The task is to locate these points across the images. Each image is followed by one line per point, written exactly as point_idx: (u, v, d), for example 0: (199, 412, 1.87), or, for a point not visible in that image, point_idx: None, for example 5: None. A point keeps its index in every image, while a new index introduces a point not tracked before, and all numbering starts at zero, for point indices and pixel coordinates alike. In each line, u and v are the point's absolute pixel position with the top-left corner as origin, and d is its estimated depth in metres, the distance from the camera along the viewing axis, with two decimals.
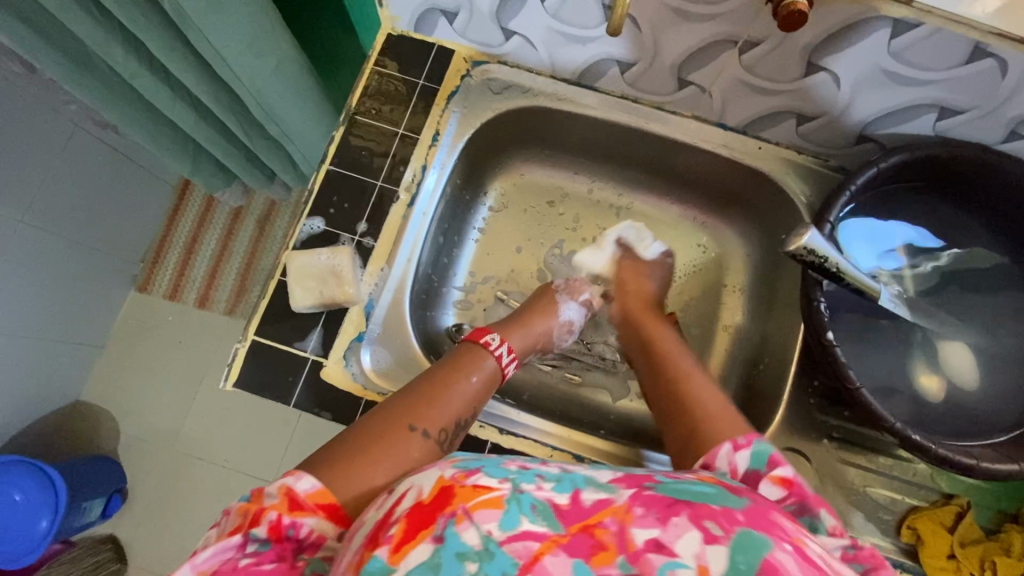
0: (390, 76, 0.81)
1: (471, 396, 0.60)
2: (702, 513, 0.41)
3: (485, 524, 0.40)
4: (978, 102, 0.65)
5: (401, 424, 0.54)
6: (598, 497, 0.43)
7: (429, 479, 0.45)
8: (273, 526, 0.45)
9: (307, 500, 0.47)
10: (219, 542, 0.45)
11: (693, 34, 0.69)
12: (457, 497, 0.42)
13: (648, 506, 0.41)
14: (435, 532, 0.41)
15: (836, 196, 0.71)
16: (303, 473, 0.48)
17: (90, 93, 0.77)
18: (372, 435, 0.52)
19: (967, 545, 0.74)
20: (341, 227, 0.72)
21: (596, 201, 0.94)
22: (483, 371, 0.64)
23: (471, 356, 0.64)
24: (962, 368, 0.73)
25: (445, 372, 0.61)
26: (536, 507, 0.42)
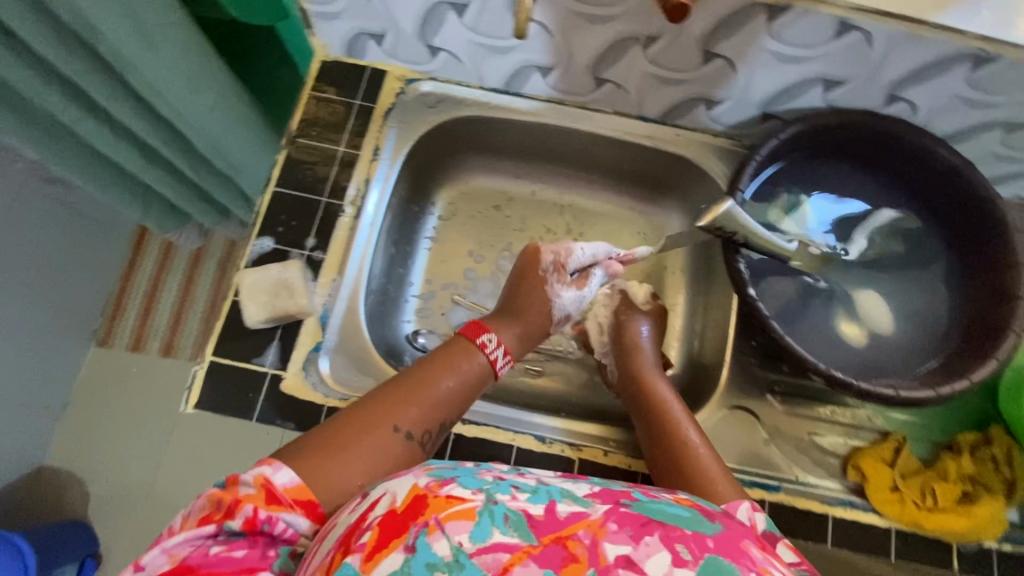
0: (328, 100, 0.86)
1: (450, 396, 0.64)
2: (673, 535, 0.39)
3: (456, 535, 0.38)
4: (856, 71, 0.71)
5: (384, 419, 0.58)
6: (572, 510, 0.41)
7: (404, 485, 0.43)
8: (248, 519, 0.45)
9: (284, 494, 0.48)
10: (190, 529, 0.45)
11: (599, 35, 0.73)
12: (429, 508, 0.40)
13: (622, 523, 0.39)
14: (406, 541, 0.38)
15: (744, 164, 0.75)
16: (283, 465, 0.49)
17: (36, 144, 0.86)
18: (355, 429, 0.56)
19: (908, 477, 0.73)
20: (290, 244, 0.78)
21: (540, 202, 1.00)
22: (468, 370, 0.67)
23: (459, 354, 0.68)
24: (878, 317, 0.77)
25: (432, 369, 0.65)
26: (508, 518, 0.40)
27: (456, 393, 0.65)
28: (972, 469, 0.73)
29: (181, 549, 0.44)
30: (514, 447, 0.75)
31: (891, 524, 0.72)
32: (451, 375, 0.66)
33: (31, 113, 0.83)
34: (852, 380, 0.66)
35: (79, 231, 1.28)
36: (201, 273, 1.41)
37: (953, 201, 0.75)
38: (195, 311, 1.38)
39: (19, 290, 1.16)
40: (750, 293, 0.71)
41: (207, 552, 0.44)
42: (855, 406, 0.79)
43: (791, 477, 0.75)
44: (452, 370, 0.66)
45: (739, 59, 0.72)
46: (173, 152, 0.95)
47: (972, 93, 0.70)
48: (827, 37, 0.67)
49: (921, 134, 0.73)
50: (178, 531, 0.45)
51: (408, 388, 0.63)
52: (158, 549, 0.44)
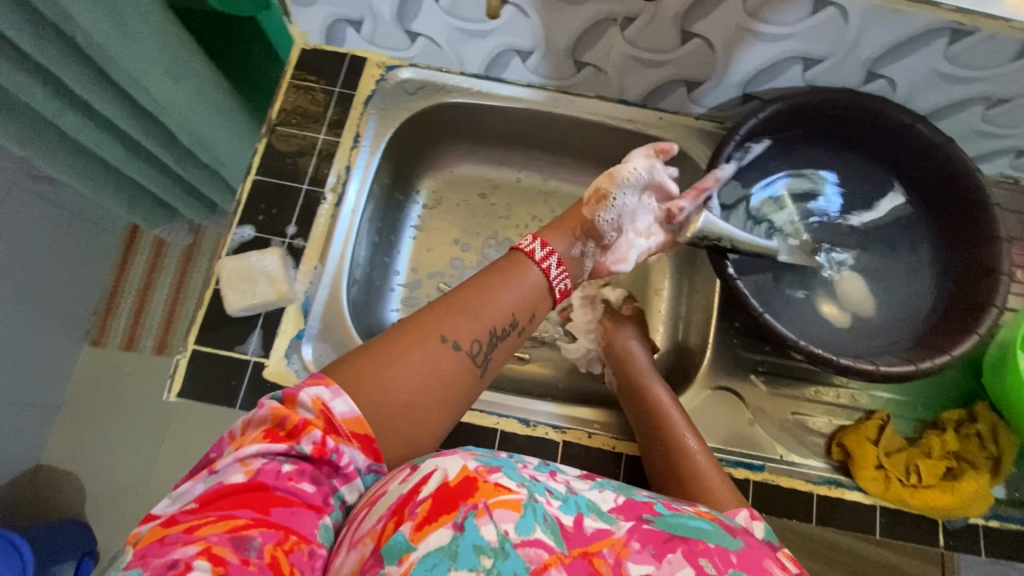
0: (308, 87, 0.86)
1: (509, 307, 0.58)
2: (697, 550, 0.39)
3: (502, 523, 0.38)
4: (834, 48, 0.70)
5: (436, 330, 0.53)
6: (598, 526, 0.41)
7: (455, 464, 0.42)
8: (317, 446, 0.44)
9: (343, 424, 0.45)
10: (254, 443, 0.43)
11: (576, 16, 0.73)
12: (480, 491, 0.40)
13: (645, 542, 0.39)
14: (456, 519, 0.39)
15: (724, 142, 0.74)
16: (341, 392, 0.46)
17: (18, 138, 0.86)
18: (407, 341, 0.52)
19: (892, 454, 0.73)
20: (271, 232, 0.78)
21: (525, 188, 1.00)
22: (528, 281, 0.60)
23: (515, 265, 0.60)
24: (858, 297, 0.77)
25: (487, 279, 0.59)
26: (548, 519, 0.40)
27: (517, 309, 0.58)
28: (956, 444, 0.73)
29: (255, 461, 0.42)
30: (498, 430, 0.75)
31: (875, 502, 0.72)
32: (509, 284, 0.59)
33: (13, 108, 0.83)
34: (833, 356, 0.66)
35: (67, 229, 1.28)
36: (191, 269, 1.41)
37: (935, 177, 0.75)
38: (187, 307, 1.38)
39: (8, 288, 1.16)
40: (729, 272, 0.71)
41: (279, 472, 0.42)
42: (839, 385, 0.79)
43: (776, 456, 0.74)
44: (512, 280, 0.59)
45: (716, 38, 0.72)
46: (156, 145, 0.95)
47: (952, 69, 0.70)
48: (802, 14, 0.67)
49: (901, 110, 0.73)
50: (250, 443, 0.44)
51: (462, 299, 0.57)
52: (233, 456, 0.43)
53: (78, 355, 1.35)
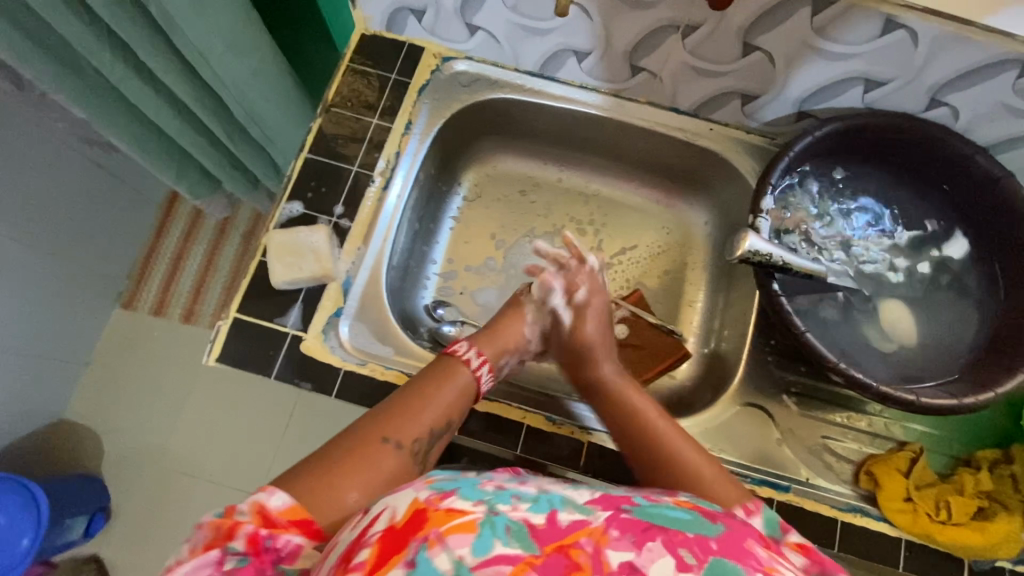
0: (365, 72, 0.87)
1: (444, 408, 0.64)
2: (677, 540, 0.40)
3: (457, 549, 0.38)
4: (899, 72, 0.69)
5: (376, 435, 0.58)
6: (574, 518, 0.41)
7: (405, 501, 0.44)
8: (250, 539, 0.47)
9: (280, 516, 0.49)
10: (197, 558, 0.46)
11: (640, 21, 0.73)
12: (430, 522, 0.40)
13: (624, 530, 0.40)
14: (407, 557, 0.38)
15: (778, 157, 0.74)
16: (276, 489, 0.50)
17: (82, 100, 0.88)
18: (350, 448, 0.56)
19: (922, 488, 0.71)
20: (319, 210, 0.80)
21: (565, 189, 1.01)
22: (459, 383, 0.67)
23: (441, 366, 0.69)
24: (903, 328, 0.75)
25: (418, 382, 0.66)
26: (510, 529, 0.40)
27: (452, 413, 0.65)
28: (990, 485, 0.71)
29: None
30: (523, 425, 0.75)
31: (902, 534, 0.71)
32: (448, 388, 0.66)
33: (81, 71, 0.85)
34: (873, 383, 0.65)
35: (113, 193, 1.31)
36: (227, 243, 1.44)
37: (988, 210, 0.73)
38: (219, 280, 1.41)
39: (54, 247, 1.19)
40: (774, 289, 0.70)
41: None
42: (872, 413, 0.77)
43: (801, 478, 0.74)
44: (444, 384, 0.66)
45: (779, 53, 0.71)
46: (211, 117, 0.96)
47: (1018, 103, 0.68)
48: (871, 35, 0.66)
49: (961, 139, 0.71)
50: (183, 563, 0.47)
51: (398, 403, 0.63)
52: None
53: (110, 317, 1.38)
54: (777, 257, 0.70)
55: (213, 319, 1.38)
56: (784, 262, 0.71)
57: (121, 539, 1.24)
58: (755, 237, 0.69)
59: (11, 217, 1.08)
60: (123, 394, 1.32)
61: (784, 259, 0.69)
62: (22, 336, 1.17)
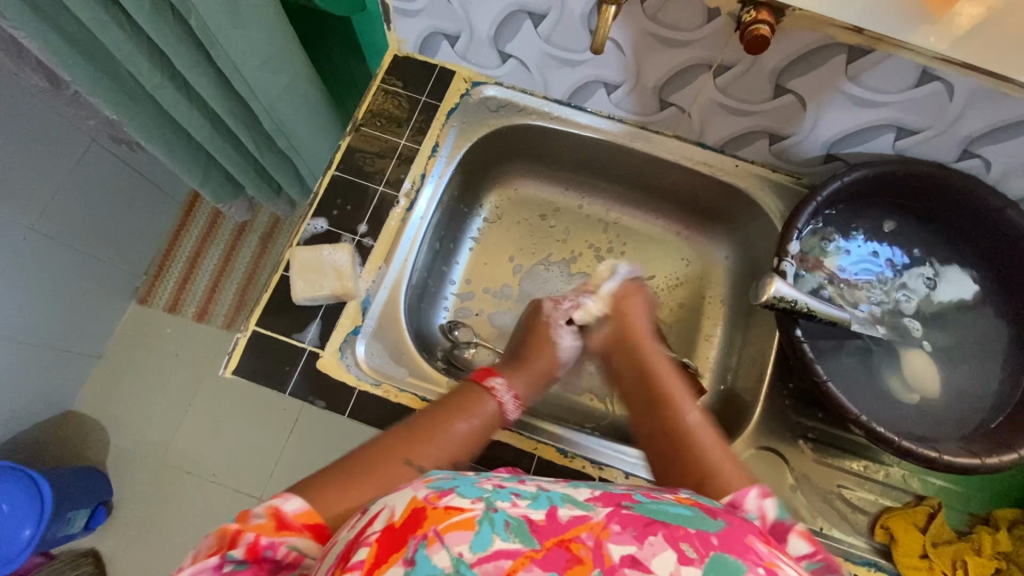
0: (396, 93, 0.88)
1: (469, 439, 0.63)
2: (677, 535, 0.40)
3: (456, 546, 0.39)
4: (932, 122, 0.69)
5: (400, 458, 0.56)
6: (573, 514, 0.42)
7: (403, 500, 0.43)
8: (250, 547, 0.47)
9: (292, 520, 0.49)
10: (199, 563, 0.46)
11: (672, 57, 0.73)
12: (429, 520, 0.40)
13: (625, 524, 0.41)
14: (406, 554, 0.39)
15: (805, 201, 0.73)
16: (288, 494, 0.50)
17: (116, 104, 0.89)
18: (374, 467, 0.55)
19: (939, 545, 0.70)
20: (342, 228, 0.80)
21: (586, 216, 1.01)
22: (485, 413, 0.67)
23: (472, 397, 0.68)
24: (924, 378, 0.74)
25: (450, 410, 0.64)
26: (510, 525, 0.40)
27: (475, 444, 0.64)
28: (1008, 547, 0.69)
29: None
30: (535, 456, 0.75)
31: None
32: (474, 418, 0.65)
33: (118, 76, 0.87)
34: (894, 437, 0.64)
35: (136, 192, 1.32)
36: (243, 247, 1.44)
37: (1016, 265, 0.72)
38: (233, 283, 1.41)
39: (75, 242, 1.20)
40: (796, 334, 0.70)
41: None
42: (890, 464, 0.76)
43: (815, 528, 0.72)
44: (471, 413, 0.66)
45: (812, 96, 0.71)
46: (240, 127, 0.97)
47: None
48: (906, 84, 0.65)
49: (992, 193, 0.70)
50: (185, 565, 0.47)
51: (427, 425, 0.61)
52: None
53: (125, 312, 1.39)
54: (802, 304, 0.69)
55: (227, 321, 1.39)
56: (808, 309, 0.70)
57: (120, 536, 1.24)
58: (780, 282, 0.69)
59: (36, 211, 1.09)
60: (133, 391, 1.33)
61: (809, 306, 0.69)
62: (38, 328, 1.18)
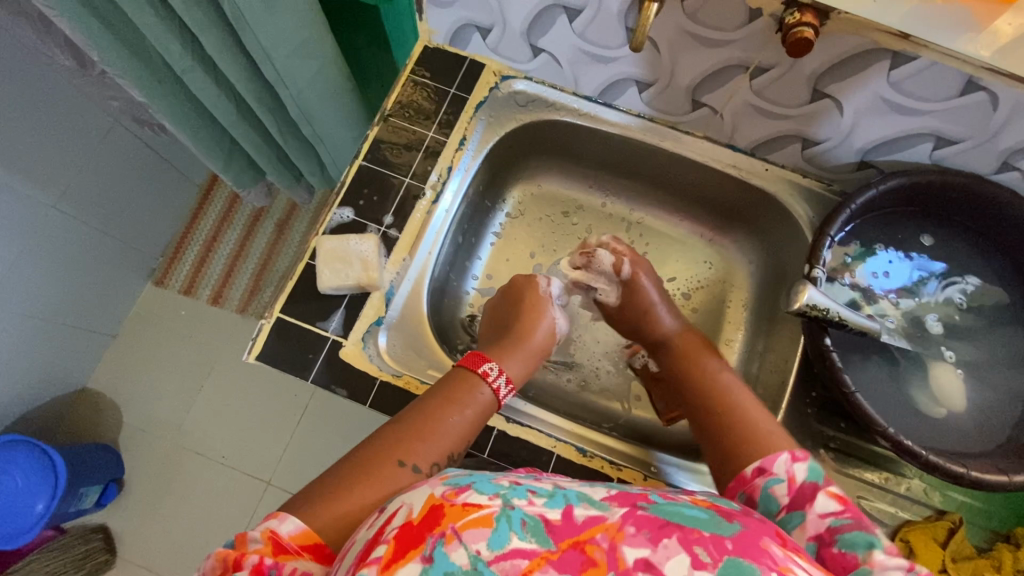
0: (425, 84, 0.87)
1: (462, 431, 0.63)
2: (692, 538, 0.40)
3: (473, 543, 0.39)
4: (973, 132, 0.67)
5: (392, 459, 0.57)
6: (589, 514, 0.42)
7: (420, 498, 0.44)
8: (254, 569, 0.47)
9: (291, 541, 0.49)
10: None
11: (708, 57, 0.71)
12: (447, 517, 0.41)
13: (640, 526, 0.40)
14: (424, 552, 0.39)
15: (837, 210, 0.73)
16: (287, 516, 0.51)
17: (143, 85, 0.89)
18: (366, 471, 0.55)
19: (959, 560, 0.70)
20: (368, 218, 0.80)
21: (609, 215, 1.00)
22: (478, 403, 0.66)
23: (464, 387, 0.66)
24: (951, 391, 0.73)
25: (441, 400, 0.63)
26: (527, 523, 0.40)
27: (469, 433, 0.64)
28: None
29: None
30: (553, 454, 0.75)
31: None
32: (467, 410, 0.64)
33: (146, 57, 0.86)
34: (922, 451, 0.63)
35: (157, 174, 1.33)
36: (260, 232, 1.44)
37: None
38: (247, 267, 1.41)
39: (95, 221, 1.21)
40: (826, 342, 0.69)
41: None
42: (911, 477, 0.75)
43: None
44: (462, 404, 0.64)
45: (850, 102, 0.70)
46: (267, 113, 0.97)
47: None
48: (949, 94, 0.64)
49: None
50: None
51: (419, 421, 0.61)
52: None
53: (142, 292, 1.40)
54: (834, 313, 0.68)
55: (242, 305, 1.39)
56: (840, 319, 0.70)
57: (131, 514, 1.25)
58: (812, 289, 0.69)
59: (59, 188, 1.10)
60: (149, 370, 1.34)
61: (842, 315, 0.68)
62: (56, 304, 1.19)
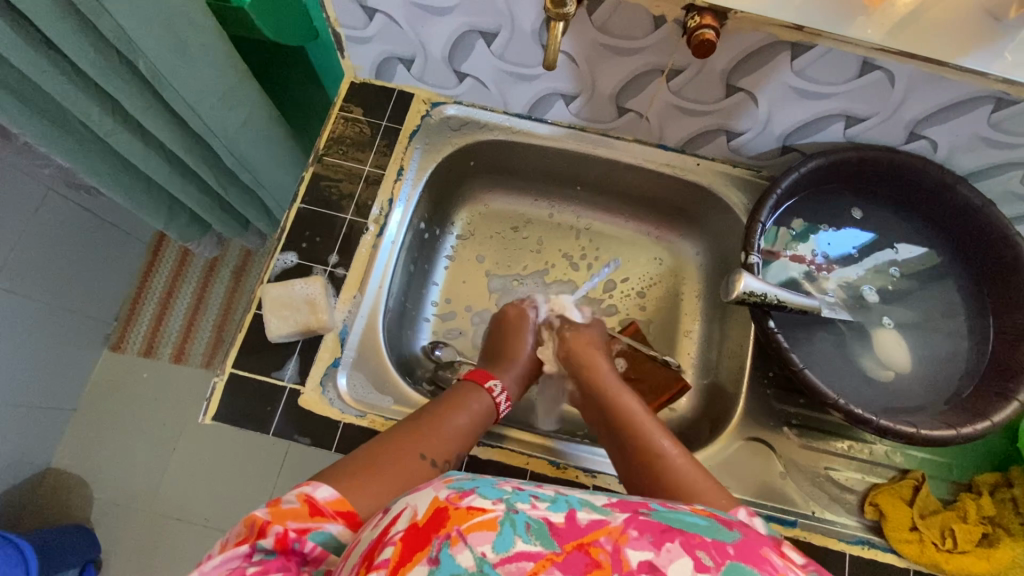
0: (356, 120, 0.87)
1: (467, 433, 0.69)
2: (694, 543, 0.40)
3: (479, 546, 0.38)
4: (877, 108, 0.71)
5: (415, 452, 0.62)
6: (592, 517, 0.41)
7: (425, 500, 0.43)
8: (279, 539, 0.47)
9: (326, 506, 0.52)
10: (226, 554, 0.47)
11: (625, 65, 0.74)
12: (451, 520, 0.40)
13: (642, 530, 0.40)
14: (429, 554, 0.39)
15: (766, 196, 0.76)
16: (321, 483, 0.53)
17: (67, 152, 0.85)
18: (394, 457, 0.60)
19: (927, 516, 0.71)
20: (313, 260, 0.79)
21: (557, 224, 1.02)
22: (481, 409, 0.73)
23: (469, 394, 0.74)
24: (894, 354, 0.77)
25: (454, 409, 0.70)
26: (530, 526, 0.40)
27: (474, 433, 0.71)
28: (991, 510, 0.71)
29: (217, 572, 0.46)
30: (527, 471, 0.75)
31: (909, 565, 0.70)
32: (470, 414, 0.71)
33: (68, 124, 0.83)
34: (873, 417, 0.66)
35: (100, 239, 1.28)
36: (216, 283, 1.41)
37: (972, 238, 0.76)
38: (203, 320, 1.37)
39: (38, 295, 1.16)
40: (770, 325, 0.71)
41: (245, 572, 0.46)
42: (873, 441, 0.78)
43: (808, 512, 0.73)
44: (469, 410, 0.72)
45: (762, 93, 0.73)
46: (202, 166, 0.94)
47: (995, 135, 0.70)
48: (850, 75, 0.67)
49: (942, 171, 0.74)
50: (214, 555, 0.48)
51: (433, 419, 0.67)
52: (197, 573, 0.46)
53: (97, 361, 1.34)
54: (772, 296, 0.71)
55: (205, 360, 1.35)
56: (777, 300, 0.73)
57: None
58: (748, 277, 0.71)
59: None
60: (113, 441, 1.28)
61: (779, 298, 0.71)
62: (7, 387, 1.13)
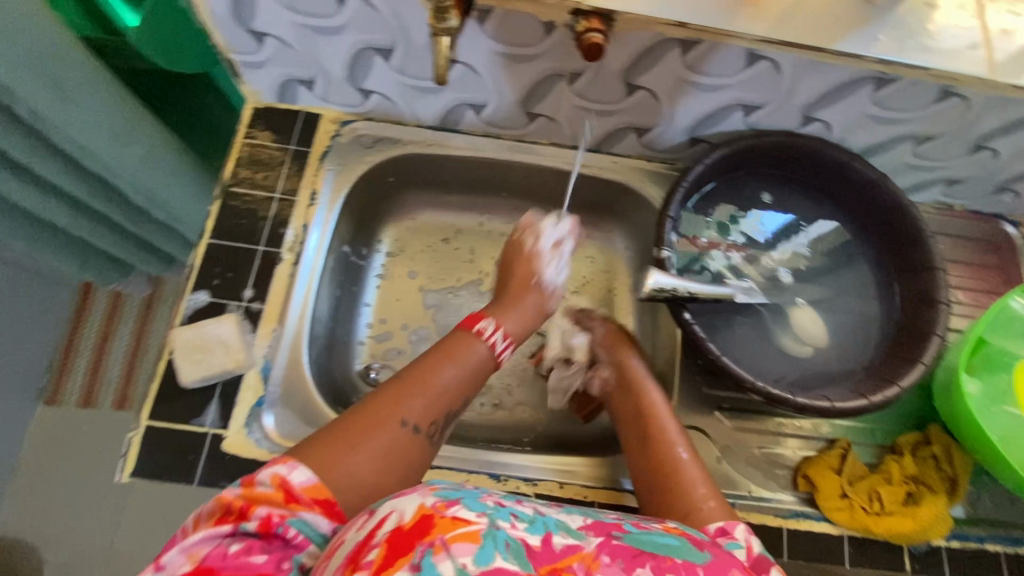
0: (264, 145, 0.78)
1: (458, 390, 0.57)
2: (665, 566, 0.36)
3: (461, 557, 0.33)
4: (769, 96, 0.65)
5: (389, 415, 0.52)
6: (567, 543, 0.37)
7: (414, 501, 0.37)
8: (262, 522, 0.42)
9: (302, 492, 0.44)
10: (195, 536, 0.41)
11: (526, 70, 0.65)
12: (438, 527, 0.35)
13: (615, 556, 0.36)
14: (413, 559, 0.33)
15: (674, 190, 0.66)
16: (299, 465, 0.45)
17: None
18: (364, 425, 0.50)
19: (854, 482, 0.66)
20: (227, 296, 0.73)
21: (488, 233, 0.89)
22: (473, 358, 0.60)
23: (458, 343, 0.60)
24: (809, 329, 0.70)
25: (434, 363, 0.57)
26: (512, 545, 0.35)
27: (469, 392, 0.59)
28: (914, 469, 0.66)
29: (200, 549, 0.40)
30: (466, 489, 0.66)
31: (843, 532, 0.64)
32: (461, 366, 0.58)
33: None
34: (789, 395, 0.59)
35: None
36: None
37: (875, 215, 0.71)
38: (121, 345, 1.02)
39: None
40: (686, 317, 0.63)
41: (225, 553, 0.40)
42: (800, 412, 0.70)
43: (747, 492, 0.66)
44: (459, 361, 0.59)
45: (661, 91, 0.65)
46: None
47: (882, 112, 0.65)
48: (738, 65, 0.61)
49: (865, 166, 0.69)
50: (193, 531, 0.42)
51: (411, 380, 0.55)
52: (175, 548, 0.40)
53: None
54: (681, 289, 0.65)
55: None
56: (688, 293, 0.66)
57: None
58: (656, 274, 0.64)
59: None
60: None
61: (688, 290, 0.65)
62: None
